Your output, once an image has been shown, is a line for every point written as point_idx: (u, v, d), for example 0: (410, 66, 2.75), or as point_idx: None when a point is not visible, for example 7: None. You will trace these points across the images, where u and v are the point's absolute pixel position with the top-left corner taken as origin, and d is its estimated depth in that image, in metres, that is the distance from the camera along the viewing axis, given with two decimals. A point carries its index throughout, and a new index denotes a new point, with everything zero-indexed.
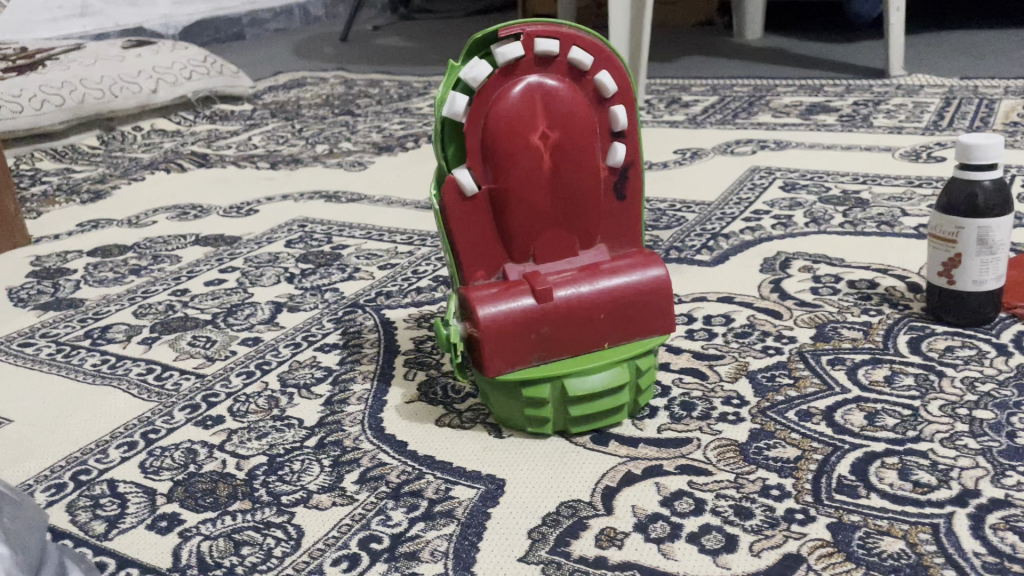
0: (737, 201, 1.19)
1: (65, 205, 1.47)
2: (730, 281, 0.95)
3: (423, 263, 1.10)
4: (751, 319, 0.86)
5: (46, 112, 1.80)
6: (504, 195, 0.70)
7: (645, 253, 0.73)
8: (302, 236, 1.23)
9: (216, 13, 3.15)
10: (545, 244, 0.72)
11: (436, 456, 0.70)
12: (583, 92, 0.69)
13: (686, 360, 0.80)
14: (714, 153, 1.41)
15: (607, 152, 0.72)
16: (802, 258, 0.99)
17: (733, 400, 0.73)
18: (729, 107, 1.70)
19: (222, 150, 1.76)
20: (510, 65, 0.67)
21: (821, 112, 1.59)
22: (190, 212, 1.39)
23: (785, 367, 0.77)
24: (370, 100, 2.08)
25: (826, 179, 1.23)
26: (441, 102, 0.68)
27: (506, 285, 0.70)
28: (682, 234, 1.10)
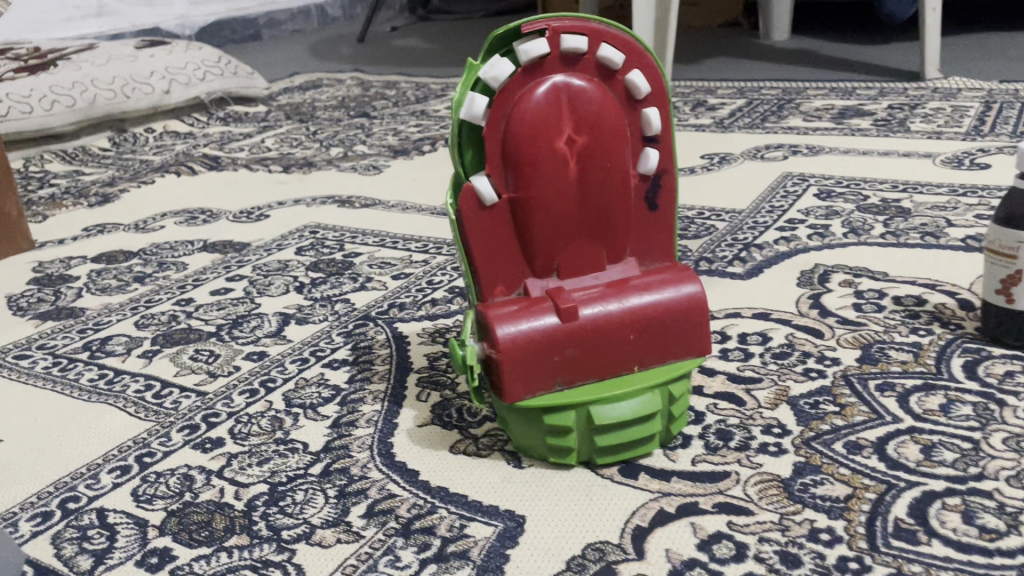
0: (770, 209, 1.13)
1: (72, 209, 1.43)
2: (766, 295, 0.89)
3: (438, 272, 1.04)
4: (789, 338, 0.80)
5: (57, 112, 1.76)
6: (525, 205, 0.64)
7: (677, 267, 0.68)
8: (313, 243, 1.18)
9: (233, 13, 3.12)
10: (570, 258, 0.66)
11: (450, 487, 0.64)
12: (612, 93, 0.64)
13: (721, 383, 0.74)
14: (743, 158, 1.35)
15: (638, 158, 0.66)
16: (841, 271, 0.92)
17: (774, 429, 0.67)
18: (758, 110, 1.64)
19: (234, 153, 1.71)
20: (534, 63, 0.62)
21: (855, 115, 1.52)
22: (199, 217, 1.34)
23: (829, 392, 0.71)
24: (386, 103, 2.03)
25: (863, 186, 1.17)
26: (458, 103, 0.63)
27: (527, 301, 0.65)
28: (712, 244, 1.04)
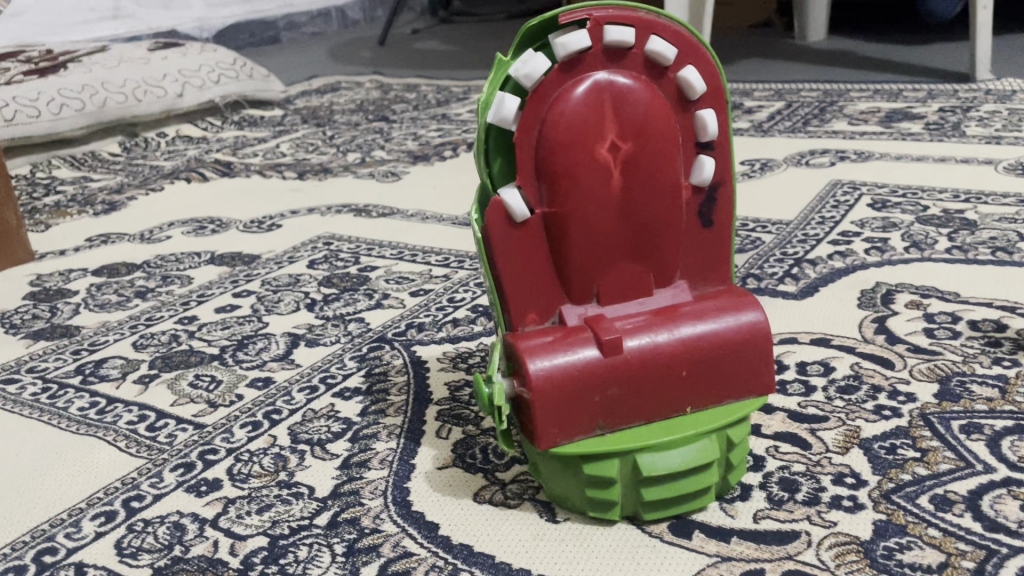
0: (820, 220, 1.04)
1: (77, 218, 1.36)
2: (824, 318, 0.80)
3: (460, 289, 0.96)
4: (855, 369, 0.71)
5: (66, 116, 1.70)
6: (562, 221, 0.56)
7: (735, 293, 0.59)
8: (326, 256, 1.10)
9: (251, 15, 3.06)
10: (612, 282, 0.58)
11: (475, 545, 0.56)
12: (662, 93, 0.56)
13: (781, 422, 0.65)
14: (786, 164, 1.26)
15: (691, 168, 0.58)
16: (906, 290, 0.83)
17: (846, 479, 0.58)
18: (798, 113, 1.54)
19: (247, 158, 1.64)
20: (572, 59, 0.54)
21: (904, 119, 1.42)
22: (208, 226, 1.27)
23: (907, 434, 0.62)
24: (407, 106, 1.96)
25: (921, 196, 1.08)
26: (485, 105, 0.55)
27: (563, 332, 0.56)
28: (759, 259, 0.95)
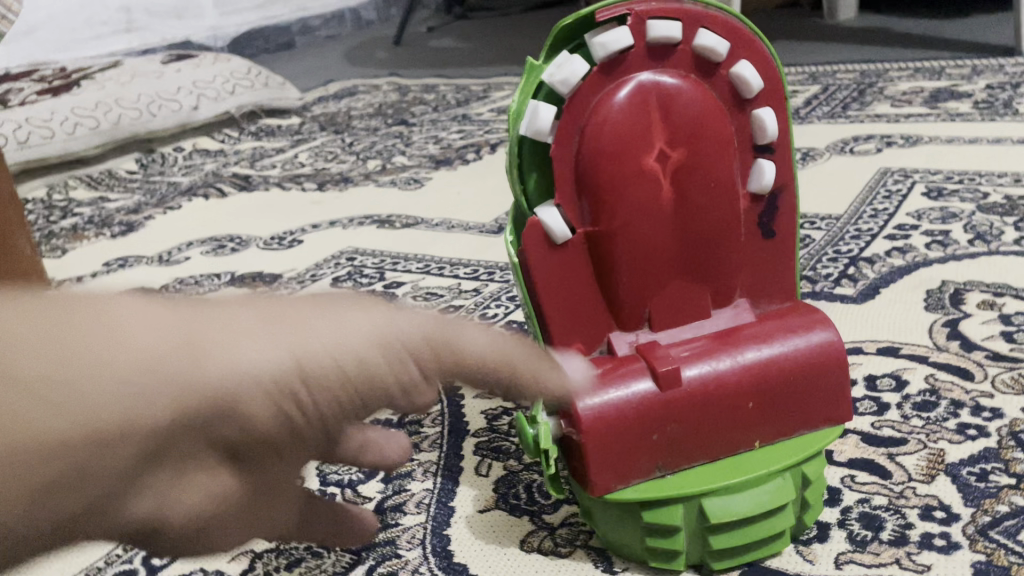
0: (872, 213, 0.97)
1: (94, 241, 1.32)
2: (890, 323, 0.73)
3: (492, 304, 0.91)
4: (930, 381, 0.65)
5: (80, 136, 1.67)
6: (608, 240, 0.50)
7: (802, 311, 0.53)
8: (350, 272, 1.06)
9: (265, 21, 3.03)
10: (666, 304, 0.52)
11: None
12: (714, 92, 0.50)
13: (854, 447, 0.59)
14: (829, 153, 1.19)
15: (749, 174, 0.52)
16: (977, 289, 0.77)
17: (935, 513, 0.52)
18: (836, 97, 1.47)
19: (266, 170, 1.60)
20: (612, 60, 0.48)
21: (951, 98, 1.35)
22: (228, 245, 1.23)
23: (998, 457, 0.56)
24: (426, 108, 1.91)
25: (979, 181, 1.01)
26: (517, 116, 0.49)
27: (613, 362, 0.51)
28: (810, 259, 0.88)
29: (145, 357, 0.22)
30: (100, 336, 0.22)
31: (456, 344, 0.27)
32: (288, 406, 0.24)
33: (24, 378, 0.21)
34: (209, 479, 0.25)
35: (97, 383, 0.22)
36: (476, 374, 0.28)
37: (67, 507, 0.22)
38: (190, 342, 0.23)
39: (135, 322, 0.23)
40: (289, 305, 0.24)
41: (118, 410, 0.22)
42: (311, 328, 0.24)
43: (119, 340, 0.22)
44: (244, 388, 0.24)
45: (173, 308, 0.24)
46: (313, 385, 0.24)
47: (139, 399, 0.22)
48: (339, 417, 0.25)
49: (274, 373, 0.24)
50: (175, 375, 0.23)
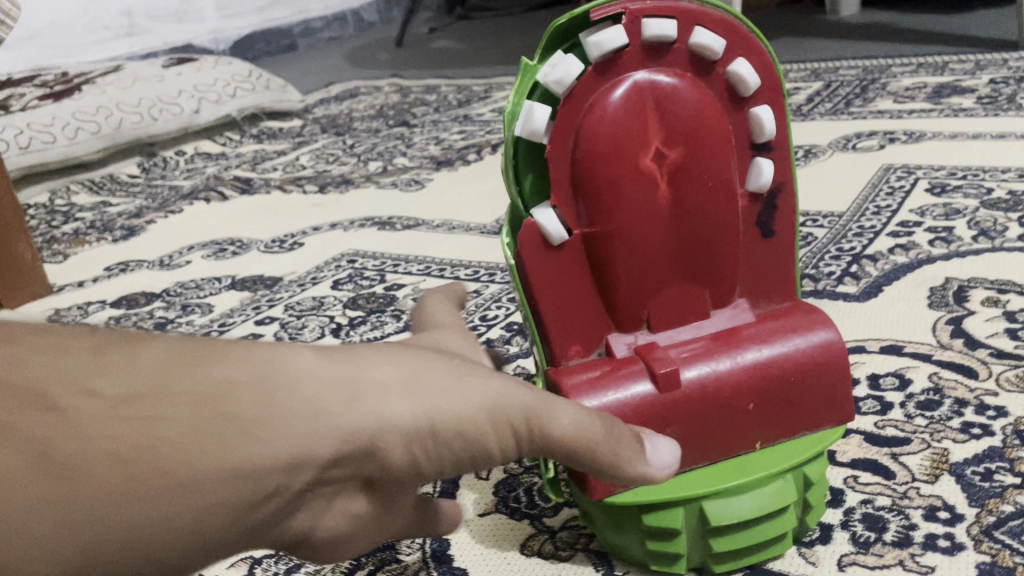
0: (875, 210, 0.96)
1: (95, 246, 1.32)
2: (894, 321, 0.73)
3: (492, 306, 0.90)
4: (934, 380, 0.64)
5: (81, 141, 1.67)
6: (606, 242, 0.50)
7: (802, 310, 0.53)
8: (351, 275, 1.05)
9: (267, 24, 3.03)
10: (665, 305, 0.51)
11: None
12: (711, 90, 0.49)
13: (857, 447, 0.59)
14: (831, 150, 1.18)
15: (747, 173, 0.51)
16: (981, 286, 0.76)
17: (939, 513, 0.52)
18: (839, 93, 1.46)
19: (267, 173, 1.60)
20: (608, 59, 0.48)
21: (954, 93, 1.34)
22: (228, 248, 1.23)
23: (1003, 456, 0.56)
24: (427, 109, 1.91)
25: (983, 176, 1.00)
26: (512, 116, 0.49)
27: (611, 364, 0.50)
28: (812, 257, 0.88)
29: (321, 406, 0.28)
30: (278, 380, 0.27)
31: (549, 424, 0.34)
32: (421, 454, 0.30)
33: (236, 416, 0.26)
34: (352, 503, 0.31)
35: (283, 425, 0.27)
36: (559, 450, 0.35)
37: (254, 524, 0.27)
38: (355, 398, 0.29)
39: (304, 375, 0.28)
40: (412, 367, 0.30)
41: (292, 449, 0.27)
42: (443, 395, 0.30)
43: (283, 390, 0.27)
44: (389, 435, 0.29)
45: (338, 367, 0.29)
46: (440, 439, 0.30)
47: (315, 437, 0.27)
48: (453, 470, 0.32)
49: (416, 429, 0.30)
50: (339, 425, 0.28)
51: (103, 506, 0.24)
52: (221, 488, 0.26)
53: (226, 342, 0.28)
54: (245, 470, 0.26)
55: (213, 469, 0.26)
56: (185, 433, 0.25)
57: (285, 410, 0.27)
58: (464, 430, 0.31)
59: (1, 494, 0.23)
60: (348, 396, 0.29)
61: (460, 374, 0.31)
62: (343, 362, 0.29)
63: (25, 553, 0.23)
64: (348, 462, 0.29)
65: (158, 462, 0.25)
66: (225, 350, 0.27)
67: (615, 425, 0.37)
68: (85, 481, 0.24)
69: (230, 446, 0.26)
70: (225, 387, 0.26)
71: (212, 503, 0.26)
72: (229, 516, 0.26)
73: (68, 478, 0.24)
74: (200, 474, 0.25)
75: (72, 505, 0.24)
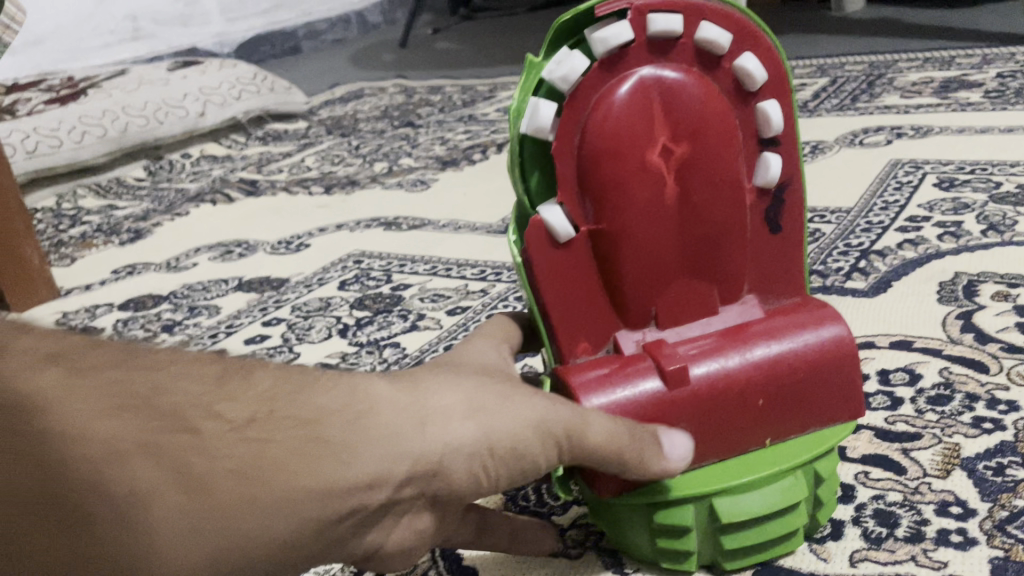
0: (883, 205, 0.96)
1: (102, 249, 1.33)
2: (902, 317, 0.72)
3: (499, 305, 0.90)
4: (944, 375, 0.64)
5: (87, 145, 1.67)
6: (612, 239, 0.49)
7: (811, 305, 0.52)
8: (357, 275, 1.05)
9: (271, 27, 3.04)
10: (672, 301, 0.51)
11: None
12: (717, 85, 0.49)
13: (868, 443, 0.58)
14: (838, 146, 1.18)
15: (754, 168, 0.51)
16: (991, 280, 0.76)
17: (951, 508, 0.51)
18: (845, 89, 1.46)
19: (273, 175, 1.60)
20: (613, 54, 0.48)
21: (961, 88, 1.33)
22: (235, 250, 1.23)
23: (1015, 451, 0.55)
24: (432, 109, 1.91)
25: (991, 171, 1.00)
26: (518, 113, 0.48)
27: (620, 361, 0.50)
28: (820, 254, 0.87)
29: (394, 431, 0.37)
30: (360, 414, 0.37)
31: (586, 433, 0.43)
32: (477, 469, 0.40)
33: (328, 439, 0.35)
34: (419, 519, 0.41)
35: (365, 452, 0.36)
36: (598, 454, 0.44)
37: (335, 533, 0.36)
38: (423, 422, 0.39)
39: (380, 409, 0.38)
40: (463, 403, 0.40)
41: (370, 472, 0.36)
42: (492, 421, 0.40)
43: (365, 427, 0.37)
44: (449, 456, 0.39)
45: (410, 397, 0.39)
46: (496, 453, 0.40)
47: (388, 461, 0.37)
48: (512, 480, 0.42)
49: (473, 448, 0.40)
50: (410, 447, 0.38)
51: (230, 515, 0.32)
52: (315, 500, 0.34)
53: (318, 377, 0.37)
54: (333, 482, 0.35)
55: (315, 485, 0.34)
56: (289, 451, 0.34)
57: (363, 436, 0.36)
58: (516, 445, 0.41)
59: (159, 503, 0.30)
60: (416, 420, 0.38)
61: (511, 397, 0.42)
62: (410, 393, 0.39)
63: (177, 552, 0.30)
64: (413, 482, 0.38)
65: (272, 471, 0.33)
66: (319, 386, 0.37)
67: (641, 429, 0.45)
68: (221, 488, 0.32)
69: (321, 463, 0.34)
70: (319, 420, 0.35)
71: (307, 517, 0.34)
72: (320, 523, 0.35)
73: (207, 488, 0.31)
74: (302, 486, 0.34)
75: (212, 512, 0.31)
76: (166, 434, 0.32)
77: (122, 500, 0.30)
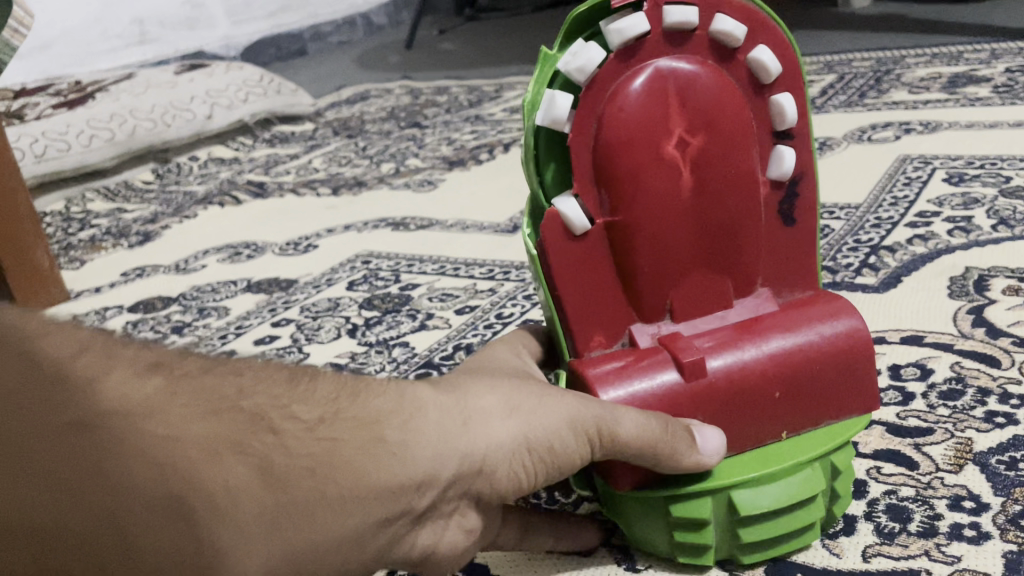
0: (892, 201, 0.95)
1: (111, 252, 1.33)
2: (913, 312, 0.72)
3: (508, 304, 0.90)
4: (956, 370, 0.63)
5: (95, 148, 1.68)
6: (628, 232, 0.49)
7: (825, 299, 0.52)
8: (366, 276, 1.05)
9: (277, 30, 3.05)
10: (687, 294, 0.51)
11: None
12: (731, 77, 0.49)
13: (880, 438, 0.58)
14: (846, 142, 1.17)
15: (767, 161, 0.51)
16: (1002, 275, 0.76)
17: (964, 502, 0.51)
18: (852, 85, 1.45)
19: (280, 177, 1.60)
20: (628, 45, 0.48)
21: (970, 83, 1.33)
22: (243, 252, 1.23)
23: None
24: (438, 110, 1.91)
25: (1001, 165, 0.99)
26: (533, 105, 0.49)
27: (634, 355, 0.50)
28: (830, 250, 0.87)
29: (443, 432, 0.39)
30: (413, 415, 0.39)
31: (618, 429, 0.43)
32: (517, 468, 0.42)
33: (386, 438, 0.37)
34: (466, 518, 0.43)
35: (422, 450, 0.38)
36: (633, 449, 0.44)
37: (387, 532, 0.38)
38: (466, 423, 0.41)
39: (430, 410, 0.40)
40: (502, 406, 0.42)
41: (426, 470, 0.38)
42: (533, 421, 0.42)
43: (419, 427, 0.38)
44: (492, 455, 0.41)
45: (453, 400, 0.41)
46: (533, 451, 0.42)
47: (441, 460, 0.39)
48: (548, 479, 0.44)
49: (514, 447, 0.42)
50: (459, 447, 0.40)
51: (310, 509, 0.33)
52: (378, 498, 0.36)
53: (368, 382, 0.39)
54: (393, 482, 0.37)
55: (379, 482, 0.36)
56: (354, 451, 0.35)
57: (418, 435, 0.38)
58: (553, 445, 0.42)
59: (248, 500, 0.32)
60: (459, 421, 0.40)
61: (547, 397, 0.43)
62: (451, 396, 0.41)
63: (263, 547, 0.32)
64: (456, 484, 0.40)
65: (341, 470, 0.35)
66: (372, 390, 0.39)
67: (672, 421, 0.45)
68: (299, 485, 0.33)
69: (381, 461, 0.36)
70: (379, 420, 0.37)
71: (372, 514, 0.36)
72: (377, 520, 0.36)
73: (286, 485, 0.33)
74: (364, 484, 0.35)
75: (292, 507, 0.33)
76: (248, 433, 0.33)
77: (214, 497, 0.31)
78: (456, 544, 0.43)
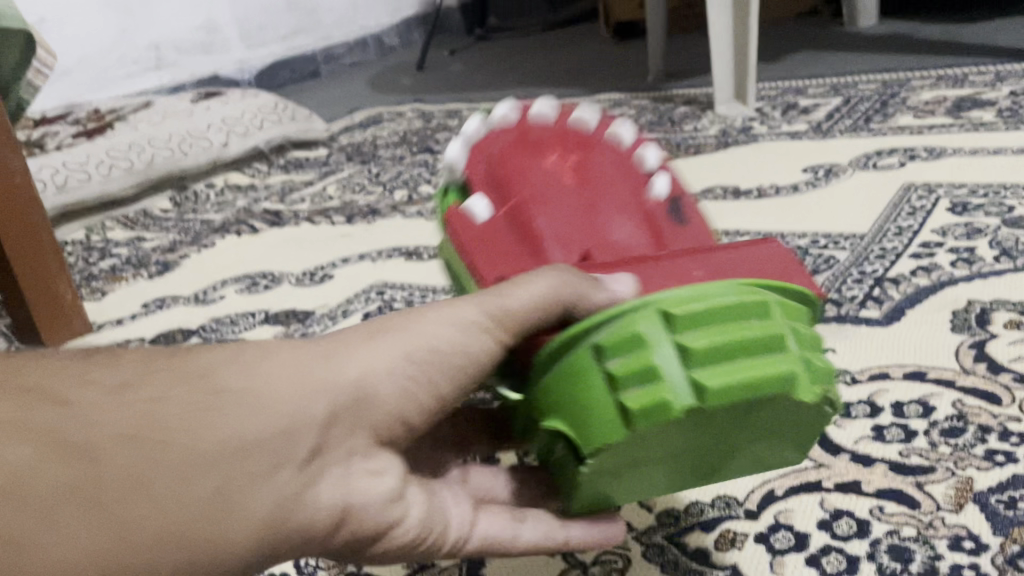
0: (896, 231, 0.97)
1: (131, 283, 1.36)
2: (915, 346, 0.74)
3: None
4: (958, 407, 0.65)
5: (115, 178, 1.71)
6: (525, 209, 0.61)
7: None
8: (380, 307, 1.08)
9: (290, 53, 3.09)
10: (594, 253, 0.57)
11: None
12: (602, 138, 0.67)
13: (882, 476, 0.60)
14: (852, 169, 1.19)
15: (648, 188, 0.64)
16: (1004, 309, 0.77)
17: (964, 543, 0.53)
18: (858, 109, 1.47)
19: (295, 205, 1.63)
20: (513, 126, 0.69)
21: (974, 107, 1.34)
22: (261, 282, 1.26)
23: None
24: (450, 134, 1.94)
25: (1004, 194, 1.01)
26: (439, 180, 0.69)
27: None
28: (834, 281, 0.89)
29: (289, 378, 0.41)
30: (248, 365, 0.41)
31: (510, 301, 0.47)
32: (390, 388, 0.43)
33: (218, 389, 0.39)
34: (375, 461, 0.43)
35: (263, 398, 0.40)
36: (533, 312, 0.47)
37: (267, 489, 0.38)
38: (324, 359, 0.43)
39: (269, 362, 0.41)
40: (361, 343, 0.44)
41: (279, 417, 0.39)
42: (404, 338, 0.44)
43: (262, 378, 0.40)
44: (357, 384, 0.42)
45: (300, 347, 0.43)
46: (421, 360, 0.44)
47: (289, 403, 0.40)
48: (454, 380, 0.46)
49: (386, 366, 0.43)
50: (309, 385, 0.41)
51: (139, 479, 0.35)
52: (221, 452, 0.37)
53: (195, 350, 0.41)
54: (235, 436, 0.38)
55: (222, 436, 0.37)
56: (177, 406, 0.37)
57: (255, 384, 0.40)
58: (440, 346, 0.45)
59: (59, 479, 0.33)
60: (320, 358, 0.43)
61: (420, 315, 0.46)
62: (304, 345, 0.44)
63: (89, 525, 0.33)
64: (338, 419, 0.42)
65: (168, 430, 0.36)
66: (199, 352, 0.41)
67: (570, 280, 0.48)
68: (111, 457, 0.35)
69: (217, 409, 0.38)
70: (208, 374, 0.39)
71: (220, 471, 0.37)
72: (230, 477, 0.37)
73: (91, 459, 0.34)
74: (200, 441, 0.37)
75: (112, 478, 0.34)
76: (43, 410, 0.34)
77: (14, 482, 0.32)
78: (372, 489, 0.42)
